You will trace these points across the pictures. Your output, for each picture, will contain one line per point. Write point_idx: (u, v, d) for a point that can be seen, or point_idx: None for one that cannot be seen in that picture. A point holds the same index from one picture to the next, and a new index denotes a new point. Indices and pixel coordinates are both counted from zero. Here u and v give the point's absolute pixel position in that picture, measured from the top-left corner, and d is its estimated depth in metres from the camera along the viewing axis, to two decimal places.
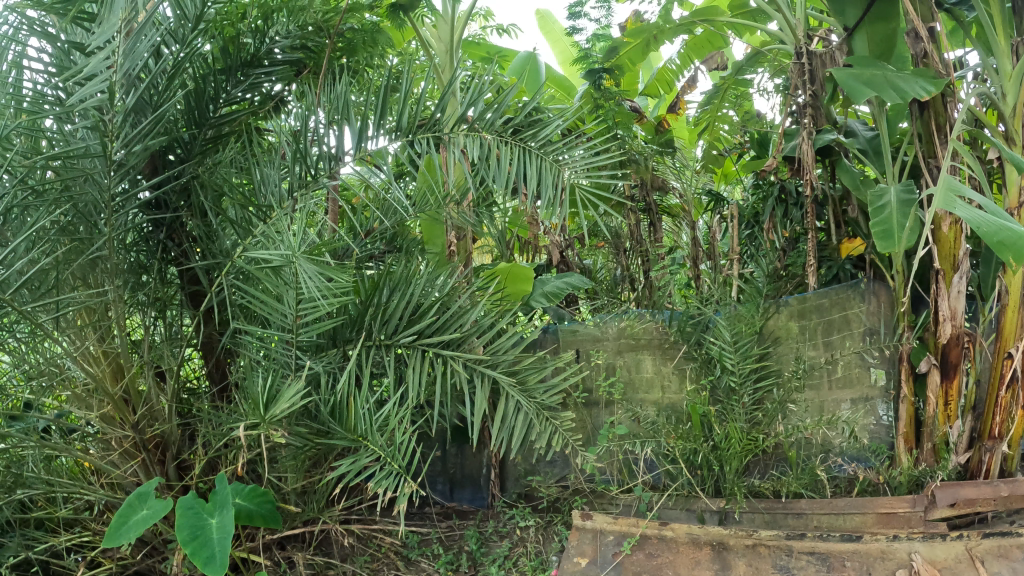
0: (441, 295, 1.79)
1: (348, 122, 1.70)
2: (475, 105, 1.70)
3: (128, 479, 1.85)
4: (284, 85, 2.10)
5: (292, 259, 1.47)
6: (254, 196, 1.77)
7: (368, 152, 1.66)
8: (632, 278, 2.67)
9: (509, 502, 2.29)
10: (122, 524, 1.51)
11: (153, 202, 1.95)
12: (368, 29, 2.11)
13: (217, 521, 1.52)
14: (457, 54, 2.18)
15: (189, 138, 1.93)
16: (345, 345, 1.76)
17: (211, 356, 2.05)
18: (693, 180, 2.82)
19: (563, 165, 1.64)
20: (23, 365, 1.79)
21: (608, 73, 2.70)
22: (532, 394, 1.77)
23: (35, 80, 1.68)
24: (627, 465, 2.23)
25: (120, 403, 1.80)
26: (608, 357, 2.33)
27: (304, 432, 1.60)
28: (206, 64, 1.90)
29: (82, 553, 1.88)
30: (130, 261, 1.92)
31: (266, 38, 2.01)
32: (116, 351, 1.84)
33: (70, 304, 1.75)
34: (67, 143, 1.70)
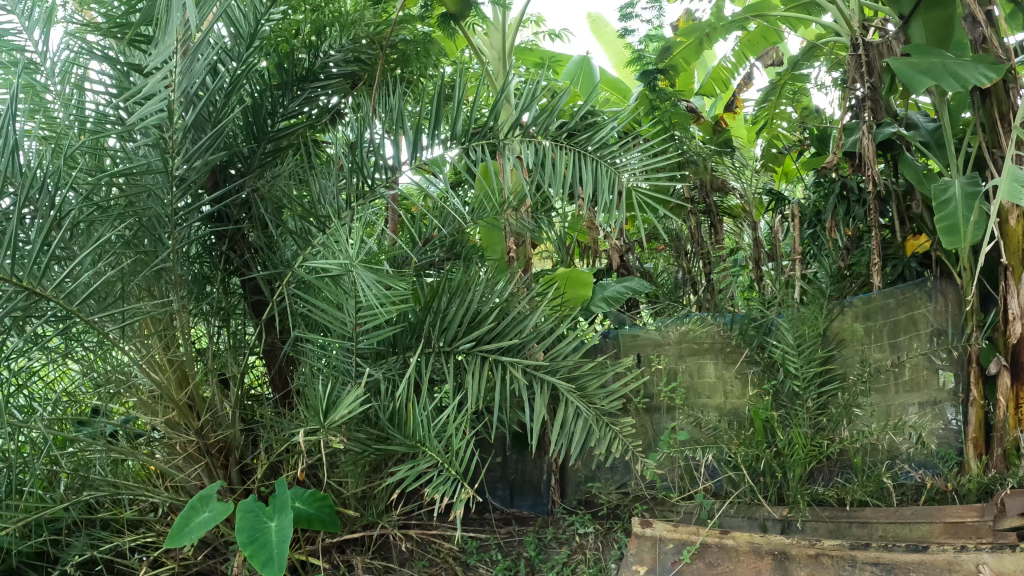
0: (501, 301, 1.79)
1: (404, 132, 1.73)
2: (529, 109, 1.68)
3: (192, 482, 1.91)
4: (341, 98, 2.12)
5: (350, 268, 1.48)
6: (314, 208, 1.77)
7: (424, 160, 1.68)
8: (694, 280, 2.62)
9: (570, 509, 2.27)
10: (185, 525, 1.55)
11: (215, 216, 2.01)
12: (420, 39, 2.12)
13: (275, 525, 1.54)
14: (509, 60, 2.18)
15: (248, 152, 1.99)
16: (404, 352, 1.78)
17: (274, 363, 2.10)
18: (754, 180, 2.72)
19: (621, 169, 1.62)
20: (92, 373, 1.86)
21: (663, 73, 2.61)
22: (593, 400, 1.75)
23: (97, 101, 1.74)
24: (688, 472, 2.18)
25: (185, 409, 1.86)
26: (669, 362, 2.28)
27: (364, 438, 1.62)
28: (265, 79, 1.95)
29: (146, 553, 1.93)
30: (194, 273, 1.98)
31: (320, 52, 2.04)
32: (181, 359, 1.90)
33: (135, 315, 1.81)
34: (130, 161, 1.75)
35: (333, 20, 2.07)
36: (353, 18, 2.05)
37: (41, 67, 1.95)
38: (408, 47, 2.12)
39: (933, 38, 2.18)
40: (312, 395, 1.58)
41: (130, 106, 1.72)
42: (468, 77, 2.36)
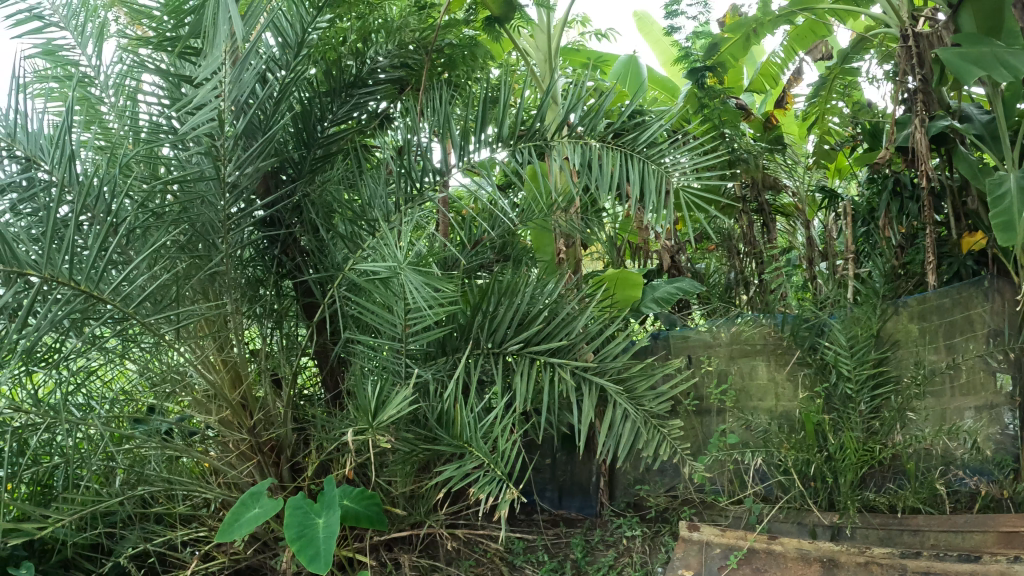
0: (550, 303, 1.79)
1: (451, 135, 1.74)
2: (575, 110, 1.68)
3: (244, 479, 1.94)
4: (389, 103, 2.15)
5: (398, 271, 1.50)
6: (363, 212, 1.85)
7: (473, 163, 1.70)
8: (747, 281, 2.56)
9: (618, 512, 2.25)
10: (235, 520, 1.57)
11: (268, 220, 2.06)
12: (466, 43, 2.13)
13: (322, 521, 1.56)
14: (555, 62, 2.17)
15: (299, 158, 2.02)
16: (454, 353, 1.79)
17: (325, 364, 2.12)
18: (806, 178, 2.62)
19: (669, 169, 1.62)
20: (148, 372, 1.91)
21: (710, 72, 2.55)
22: (641, 401, 1.74)
23: (151, 111, 1.80)
24: (737, 476, 2.14)
25: (238, 408, 1.91)
26: (720, 364, 2.23)
27: (413, 438, 1.64)
28: (313, 86, 1.99)
29: (197, 547, 1.95)
30: (247, 276, 2.02)
31: (367, 58, 2.07)
32: (234, 360, 1.94)
33: (189, 317, 1.85)
34: (183, 168, 1.79)
35: (379, 27, 2.09)
36: (401, 24, 2.07)
37: (96, 80, 2.02)
38: (453, 51, 2.13)
39: (983, 27, 2.15)
40: (362, 395, 1.61)
41: (183, 115, 1.76)
42: (513, 80, 2.37)
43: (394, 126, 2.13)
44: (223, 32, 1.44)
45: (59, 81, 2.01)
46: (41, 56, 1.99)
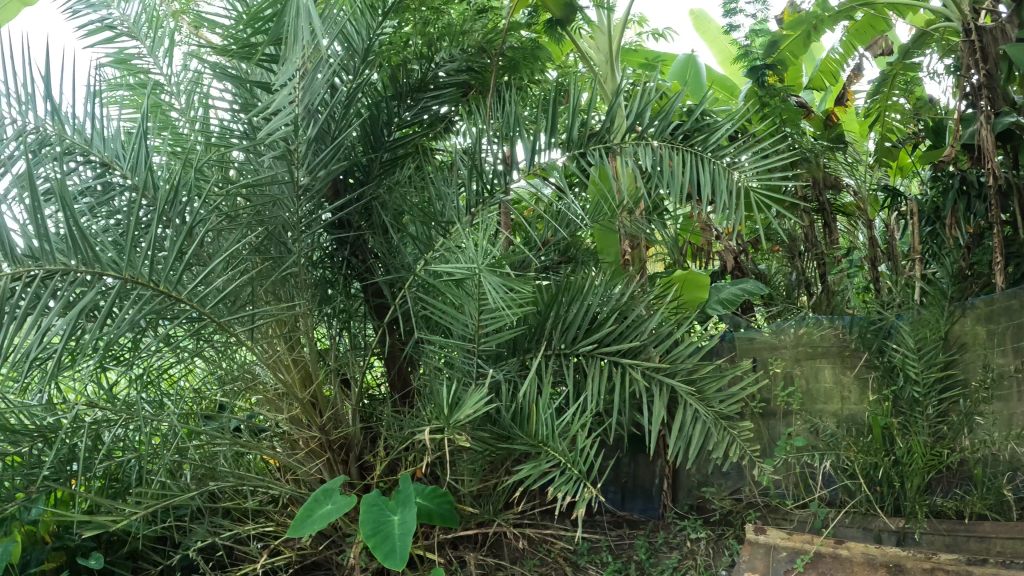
0: (619, 305, 1.80)
1: (519, 138, 1.74)
2: (641, 114, 1.68)
3: (314, 476, 1.98)
4: (452, 106, 2.17)
5: (476, 273, 1.50)
6: (432, 213, 1.81)
7: (540, 165, 1.70)
8: (809, 283, 2.50)
9: (682, 514, 2.24)
10: (307, 515, 1.57)
11: (338, 223, 2.10)
12: (528, 46, 2.16)
13: (398, 518, 1.57)
14: (616, 64, 2.16)
15: (367, 161, 2.07)
16: (525, 354, 1.81)
17: (394, 364, 2.16)
18: (867, 176, 2.64)
19: (733, 168, 1.60)
20: (218, 371, 1.97)
21: (771, 69, 2.50)
22: (711, 402, 1.72)
23: (220, 115, 1.83)
24: (802, 479, 2.11)
25: (309, 407, 1.95)
26: (786, 365, 2.18)
27: (486, 437, 1.66)
28: (378, 90, 2.03)
29: (266, 541, 1.96)
30: (318, 277, 2.08)
31: (431, 63, 2.11)
32: (305, 359, 1.99)
33: (263, 317, 1.90)
34: (256, 172, 1.83)
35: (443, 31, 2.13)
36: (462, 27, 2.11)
37: (168, 88, 2.09)
38: (514, 55, 2.16)
39: None
40: (437, 394, 1.64)
41: (253, 120, 1.80)
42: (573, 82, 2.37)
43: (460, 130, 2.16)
44: (294, 39, 1.48)
45: (131, 88, 2.10)
46: (117, 67, 2.07)
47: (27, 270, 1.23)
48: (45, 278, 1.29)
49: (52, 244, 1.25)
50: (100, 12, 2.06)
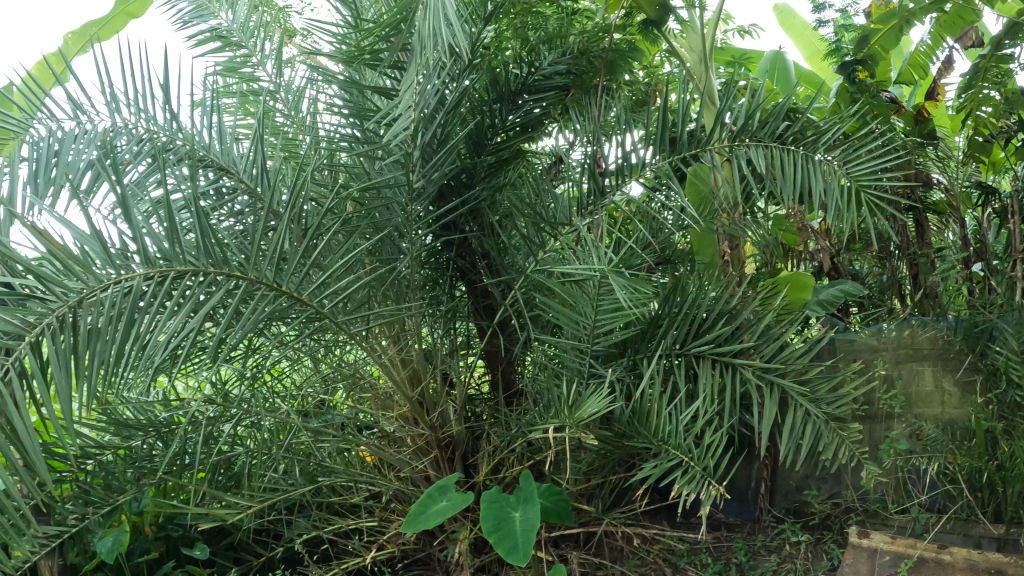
0: (728, 305, 1.78)
1: (629, 132, 1.76)
2: (736, 113, 1.73)
3: (420, 473, 1.94)
4: (550, 111, 2.03)
5: (602, 272, 1.55)
6: (541, 213, 1.81)
7: (637, 168, 1.75)
8: (901, 284, 2.48)
9: (779, 518, 2.17)
10: (421, 511, 1.55)
11: (443, 227, 2.01)
12: (622, 49, 2.02)
13: (520, 515, 1.51)
14: (710, 63, 2.10)
15: (473, 165, 1.96)
16: (635, 354, 1.80)
17: (496, 366, 2.08)
18: (960, 173, 2.52)
19: (846, 171, 1.64)
20: (326, 370, 1.94)
21: (862, 64, 2.45)
22: (821, 403, 1.71)
23: (332, 122, 1.86)
24: (900, 482, 2.06)
25: (417, 405, 1.92)
26: (887, 368, 2.10)
27: (609, 434, 1.65)
28: (479, 95, 1.92)
29: (368, 538, 1.92)
30: (425, 277, 2.02)
31: (530, 66, 1.98)
32: (412, 359, 1.95)
33: (377, 318, 1.86)
34: (370, 175, 1.80)
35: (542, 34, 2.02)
36: (560, 31, 2.00)
37: (277, 94, 2.10)
38: (613, 56, 2.02)
39: None
40: (555, 395, 1.65)
41: (365, 125, 1.77)
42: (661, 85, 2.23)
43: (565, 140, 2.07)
44: (420, 49, 1.43)
45: (242, 93, 2.17)
46: (226, 75, 2.11)
47: (161, 270, 1.30)
48: (176, 276, 1.33)
49: (184, 246, 1.31)
50: (212, 25, 2.13)
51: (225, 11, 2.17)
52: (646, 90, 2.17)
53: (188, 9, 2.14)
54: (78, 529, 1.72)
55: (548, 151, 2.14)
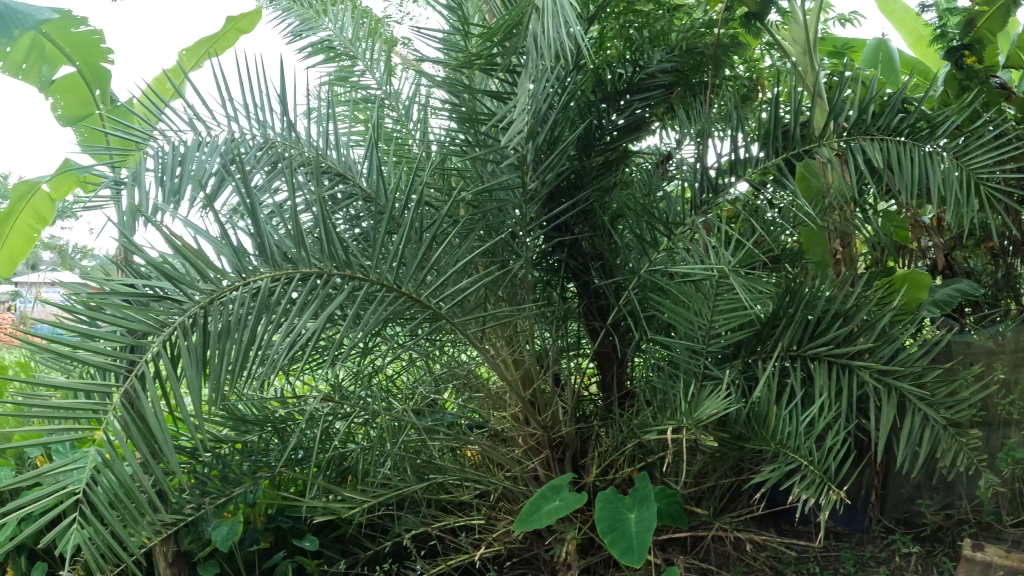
0: (843, 307, 1.87)
1: (741, 127, 1.93)
2: (856, 110, 1.91)
3: (530, 473, 2.04)
4: (654, 110, 2.15)
5: (723, 274, 1.67)
6: (656, 216, 1.93)
7: (752, 168, 1.92)
8: (1018, 283, 2.36)
9: (889, 528, 2.14)
10: (533, 510, 1.65)
11: (556, 227, 2.16)
12: (725, 45, 2.07)
13: (634, 517, 1.68)
14: (815, 55, 2.20)
15: (584, 166, 2.10)
16: (750, 354, 1.94)
17: (607, 366, 2.19)
18: None
19: (963, 166, 1.80)
20: (439, 370, 2.04)
21: (969, 49, 2.36)
22: (939, 409, 1.75)
23: (442, 127, 2.05)
24: (1018, 495, 2.02)
25: (528, 406, 2.03)
26: (1005, 372, 2.03)
27: (727, 436, 1.84)
28: (586, 97, 2.07)
29: (473, 538, 1.98)
30: (538, 280, 2.16)
31: (635, 66, 2.08)
32: (524, 360, 2.07)
33: (491, 320, 1.95)
34: (482, 177, 1.98)
35: (647, 31, 2.05)
36: (665, 29, 2.03)
37: (388, 101, 2.28)
38: (718, 52, 2.05)
39: None
40: (671, 396, 1.82)
41: (474, 130, 1.94)
42: (766, 78, 2.40)
43: (672, 140, 2.16)
44: (534, 53, 1.59)
45: (354, 102, 2.33)
46: (337, 83, 2.29)
47: (287, 272, 1.42)
48: (305, 275, 1.43)
49: (310, 249, 1.42)
50: (319, 37, 2.30)
51: (329, 23, 2.34)
52: (749, 85, 2.29)
53: (296, 23, 2.31)
54: (193, 517, 1.91)
55: (650, 149, 2.26)
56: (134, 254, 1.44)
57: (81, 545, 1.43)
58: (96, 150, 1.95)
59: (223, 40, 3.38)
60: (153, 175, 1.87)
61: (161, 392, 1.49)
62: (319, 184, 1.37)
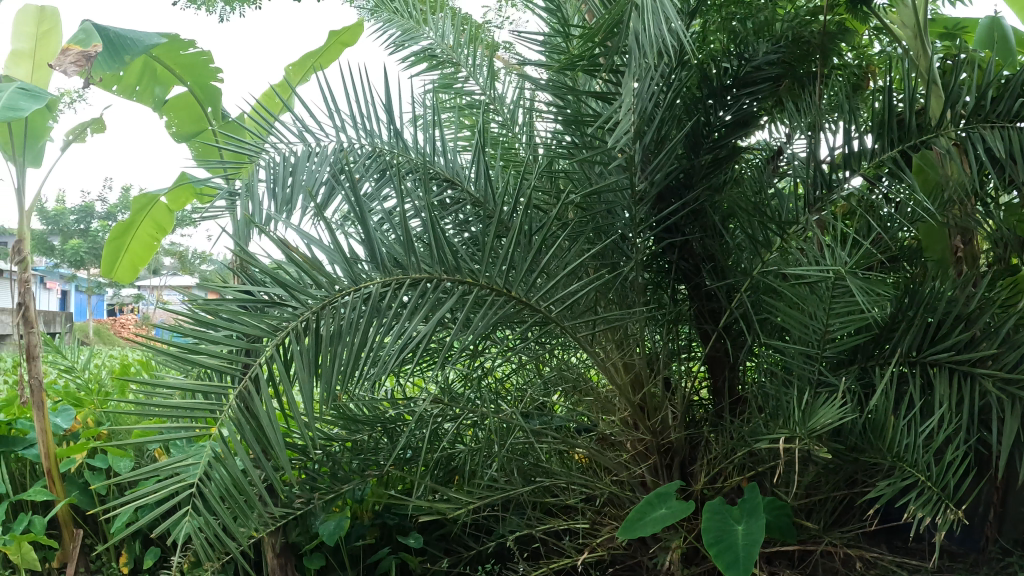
0: (966, 310, 1.78)
1: (852, 119, 1.88)
2: (974, 91, 1.81)
3: (637, 478, 2.05)
4: (762, 105, 2.13)
5: (838, 275, 1.64)
6: (770, 215, 1.92)
7: (867, 166, 1.85)
8: None
9: (1011, 549, 2.03)
10: (638, 519, 1.69)
11: (666, 229, 2.13)
12: (831, 33, 2.05)
13: (742, 529, 1.66)
14: (927, 38, 2.10)
15: (691, 163, 2.07)
16: (866, 360, 1.89)
17: (718, 370, 2.16)
18: None
19: None
20: (550, 372, 2.10)
21: None
22: None
23: (548, 129, 2.11)
24: None
25: (637, 410, 2.02)
26: None
27: (842, 447, 1.78)
28: (692, 93, 2.05)
29: (578, 543, 2.03)
30: (649, 282, 2.16)
31: (740, 59, 2.06)
32: (634, 365, 2.04)
33: (601, 324, 1.99)
34: (591, 179, 2.01)
35: (750, 23, 2.06)
36: (770, 19, 2.03)
37: (493, 105, 2.38)
38: (825, 40, 2.05)
39: None
40: (785, 405, 1.82)
41: (584, 131, 2.01)
42: (874, 65, 2.33)
43: (781, 135, 2.12)
44: (637, 52, 1.65)
45: (460, 107, 2.45)
46: (442, 90, 2.42)
47: (397, 278, 1.50)
48: (416, 281, 1.51)
49: (419, 255, 1.49)
50: (423, 46, 2.45)
51: (431, 32, 2.49)
52: (859, 72, 2.27)
53: (400, 34, 2.47)
54: (302, 511, 2.03)
55: (760, 144, 2.23)
56: (248, 262, 1.49)
57: (191, 534, 1.45)
58: (210, 163, 2.12)
59: (327, 54, 3.60)
60: (266, 186, 2.03)
61: (273, 392, 1.54)
62: (427, 192, 1.44)
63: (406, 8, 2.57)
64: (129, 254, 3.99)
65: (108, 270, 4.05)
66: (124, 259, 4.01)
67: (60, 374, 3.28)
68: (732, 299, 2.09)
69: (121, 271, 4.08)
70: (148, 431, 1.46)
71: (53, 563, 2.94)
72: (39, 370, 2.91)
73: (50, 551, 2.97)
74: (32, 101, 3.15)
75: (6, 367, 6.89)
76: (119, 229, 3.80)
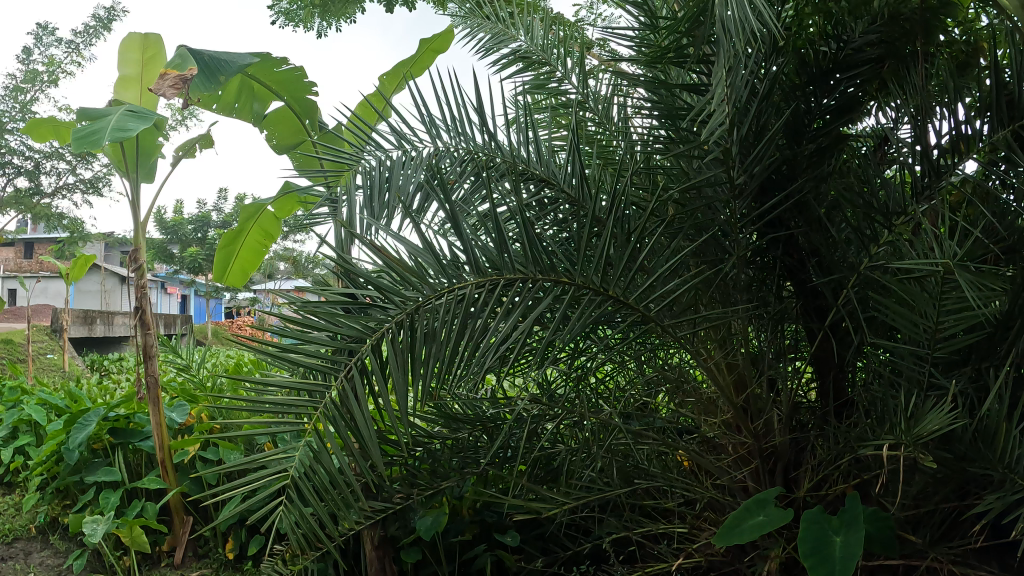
0: None
1: (962, 98, 1.75)
2: None
3: (738, 483, 1.98)
4: (867, 89, 2.02)
5: (946, 268, 1.53)
6: (878, 207, 1.82)
7: (982, 148, 1.72)
8: None
9: None
10: (732, 526, 1.63)
11: (769, 223, 2.08)
12: (939, 6, 1.92)
13: (841, 541, 1.56)
14: None
15: (795, 154, 2.00)
16: (981, 361, 1.75)
17: (825, 370, 2.06)
18: None
19: None
20: (648, 371, 2.08)
21: None
22: None
23: (643, 124, 2.10)
24: None
25: (740, 412, 1.95)
26: None
27: (948, 456, 1.64)
28: (791, 81, 1.97)
29: (673, 546, 2.00)
30: (751, 280, 2.09)
31: (841, 43, 1.97)
32: (736, 365, 1.98)
33: (702, 323, 1.95)
34: (686, 174, 1.98)
35: (845, 2, 1.94)
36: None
37: (586, 103, 2.39)
38: (927, 16, 1.92)
39: None
40: (890, 409, 1.71)
41: (677, 126, 1.98)
42: (984, 40, 2.14)
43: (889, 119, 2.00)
44: (724, 38, 1.63)
45: (553, 107, 2.49)
46: (534, 91, 2.45)
47: (492, 279, 1.55)
48: (512, 281, 1.56)
49: (513, 256, 1.54)
50: (512, 49, 2.49)
51: (521, 33, 2.53)
52: (968, 49, 2.09)
53: (490, 39, 2.52)
54: (401, 505, 2.12)
55: (867, 131, 2.14)
56: (348, 267, 1.56)
57: (288, 528, 1.50)
58: (311, 173, 2.25)
59: (419, 63, 3.73)
60: (366, 192, 2.13)
61: (373, 391, 1.60)
62: (518, 195, 1.48)
63: (497, 12, 2.63)
64: (239, 259, 4.25)
65: (221, 274, 4.33)
66: (235, 263, 4.27)
67: (176, 371, 3.54)
68: (839, 296, 1.99)
69: (232, 275, 4.35)
70: (255, 426, 1.52)
71: (164, 547, 3.16)
72: (154, 367, 3.14)
73: (160, 535, 3.18)
74: (140, 121, 3.41)
75: (128, 364, 7.54)
76: (229, 236, 4.06)
